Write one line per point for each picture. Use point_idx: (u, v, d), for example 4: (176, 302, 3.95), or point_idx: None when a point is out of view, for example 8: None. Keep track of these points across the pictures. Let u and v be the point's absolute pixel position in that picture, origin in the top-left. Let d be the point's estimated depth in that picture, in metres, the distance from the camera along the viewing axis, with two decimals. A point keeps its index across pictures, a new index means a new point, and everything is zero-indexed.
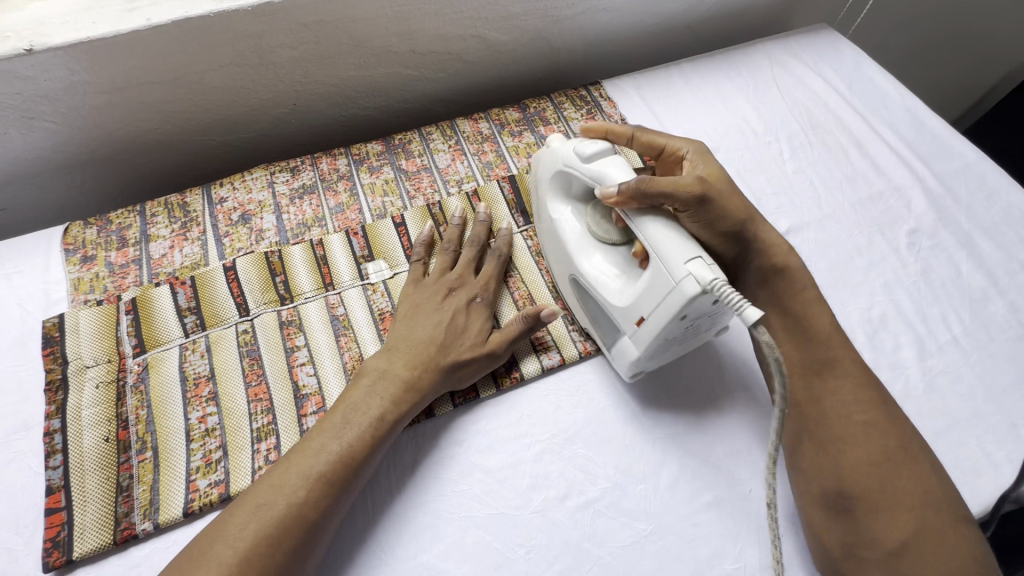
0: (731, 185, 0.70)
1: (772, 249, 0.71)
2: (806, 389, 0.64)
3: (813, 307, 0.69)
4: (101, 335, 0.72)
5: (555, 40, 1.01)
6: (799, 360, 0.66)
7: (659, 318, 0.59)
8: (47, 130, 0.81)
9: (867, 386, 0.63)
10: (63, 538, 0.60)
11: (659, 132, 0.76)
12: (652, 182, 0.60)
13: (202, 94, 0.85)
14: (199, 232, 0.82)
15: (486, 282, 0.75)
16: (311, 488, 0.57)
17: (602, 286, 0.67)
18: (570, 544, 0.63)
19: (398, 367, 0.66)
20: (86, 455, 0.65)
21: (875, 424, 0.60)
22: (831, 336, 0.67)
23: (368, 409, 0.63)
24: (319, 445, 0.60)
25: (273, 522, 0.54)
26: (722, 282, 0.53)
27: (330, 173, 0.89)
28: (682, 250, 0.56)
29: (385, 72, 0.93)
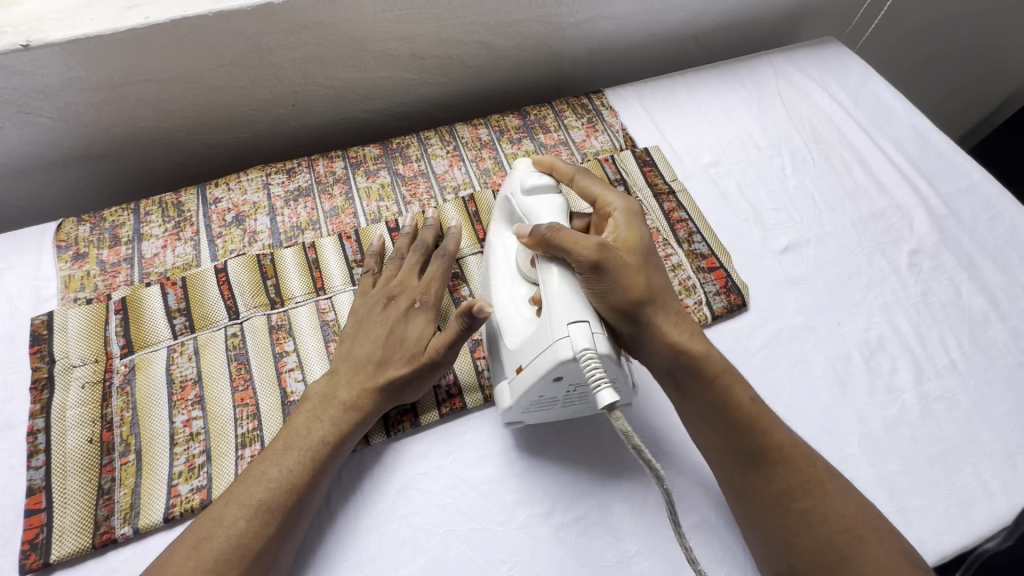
0: (645, 259, 0.62)
1: (675, 340, 0.60)
2: (741, 476, 0.59)
3: (730, 390, 0.60)
4: (89, 334, 0.72)
5: (558, 47, 1.00)
6: (724, 446, 0.59)
7: (532, 374, 0.57)
8: (43, 125, 0.80)
9: (804, 467, 0.57)
10: (42, 540, 0.59)
11: (600, 180, 0.69)
12: (558, 232, 0.58)
13: (201, 93, 0.84)
14: (192, 232, 0.82)
15: (428, 284, 0.72)
16: (251, 519, 0.56)
17: (503, 321, 0.63)
18: (553, 561, 0.62)
19: (341, 390, 0.65)
20: (69, 456, 0.64)
21: (815, 512, 0.55)
22: (758, 416, 0.59)
23: (310, 434, 0.62)
24: (263, 470, 0.59)
25: (214, 555, 0.53)
26: (593, 353, 0.52)
27: (326, 176, 0.88)
28: (570, 311, 0.55)
29: (385, 76, 0.93)
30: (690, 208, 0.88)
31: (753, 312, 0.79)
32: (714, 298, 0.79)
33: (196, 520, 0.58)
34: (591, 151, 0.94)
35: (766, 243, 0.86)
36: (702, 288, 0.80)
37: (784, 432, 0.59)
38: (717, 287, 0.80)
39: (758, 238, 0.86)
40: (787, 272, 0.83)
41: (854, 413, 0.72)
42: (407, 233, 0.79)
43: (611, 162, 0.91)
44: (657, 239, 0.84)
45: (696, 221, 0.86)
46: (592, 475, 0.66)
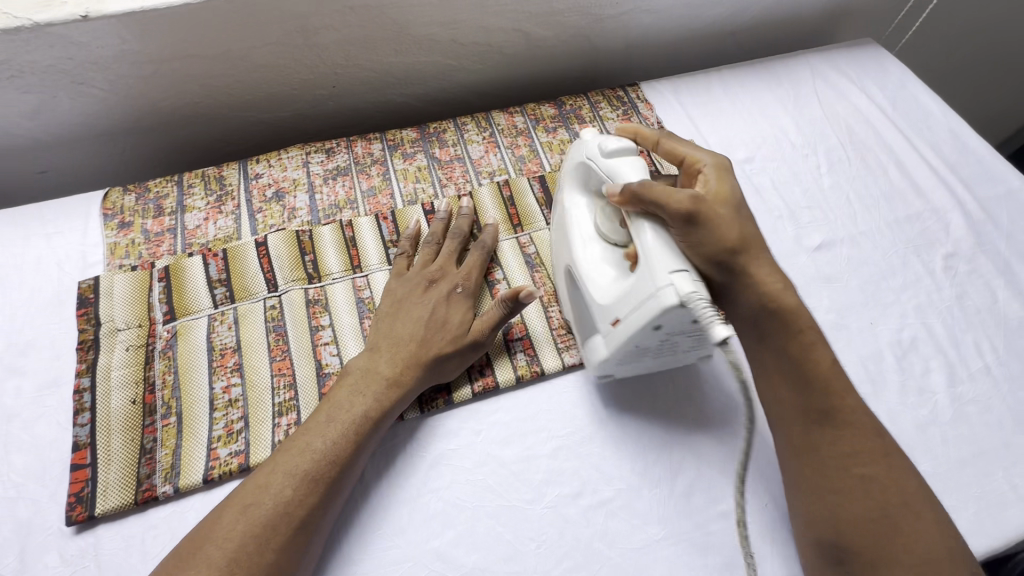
0: (737, 211, 0.62)
1: (768, 291, 0.61)
2: (802, 436, 0.59)
3: (815, 349, 0.60)
4: (134, 300, 0.74)
5: (595, 38, 1.00)
6: (793, 403, 0.60)
7: (632, 324, 0.58)
8: (93, 96, 0.82)
9: (871, 436, 0.58)
10: (87, 494, 0.61)
11: (687, 140, 0.68)
12: (649, 188, 0.58)
13: (246, 71, 0.86)
14: (233, 206, 0.83)
15: (468, 272, 0.74)
16: (297, 488, 0.57)
17: (588, 280, 0.65)
18: (580, 541, 0.62)
19: (383, 365, 0.66)
20: (113, 415, 0.66)
21: (875, 478, 0.56)
22: (836, 379, 0.59)
23: (353, 409, 0.63)
24: (307, 442, 0.60)
25: (262, 521, 0.55)
26: (701, 297, 0.54)
27: (364, 156, 0.89)
28: (669, 260, 0.55)
29: (425, 60, 0.94)
30: None
31: None
32: None
33: (239, 487, 0.59)
34: None
35: (800, 240, 0.86)
36: None
37: (857, 399, 0.59)
38: None
39: (791, 235, 0.86)
40: (820, 270, 0.83)
41: (885, 412, 0.72)
42: (441, 217, 0.80)
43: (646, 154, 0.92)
44: None
45: None
46: (622, 458, 0.67)
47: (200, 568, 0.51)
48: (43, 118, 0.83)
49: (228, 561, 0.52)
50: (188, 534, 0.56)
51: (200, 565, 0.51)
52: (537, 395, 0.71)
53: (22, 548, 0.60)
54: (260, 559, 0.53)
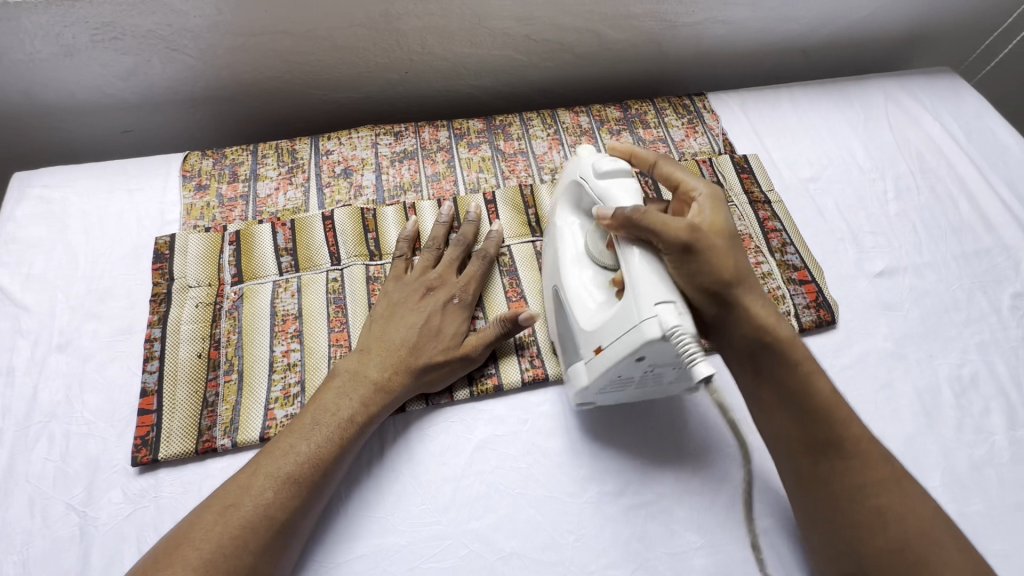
0: (731, 244, 0.63)
1: (763, 324, 0.61)
2: (811, 470, 0.59)
3: (811, 378, 0.60)
4: (205, 260, 0.77)
5: (667, 45, 1.00)
6: (793, 434, 0.60)
7: (616, 354, 0.58)
8: (184, 63, 0.86)
9: (880, 463, 0.57)
10: (151, 438, 0.64)
11: (682, 166, 0.70)
12: (642, 214, 0.59)
13: (327, 51, 0.89)
14: (303, 178, 0.86)
15: (467, 281, 0.74)
16: (278, 490, 0.57)
17: (576, 301, 0.65)
18: (619, 540, 0.63)
19: (370, 369, 0.67)
20: (180, 366, 0.69)
21: (891, 511, 0.55)
22: (836, 405, 0.59)
23: (338, 412, 0.63)
24: (291, 443, 0.61)
25: (240, 522, 0.55)
26: (684, 332, 0.54)
27: (431, 143, 0.91)
28: (657, 291, 0.56)
29: (497, 54, 0.95)
30: (784, 219, 0.87)
31: (841, 330, 0.78)
32: (802, 310, 0.78)
33: (221, 486, 0.59)
34: (689, 152, 0.94)
35: (861, 265, 0.84)
36: (792, 299, 0.79)
37: (861, 428, 0.59)
38: (806, 300, 0.79)
39: (852, 258, 0.85)
40: (881, 297, 0.81)
41: (937, 447, 0.70)
42: (443, 221, 0.79)
43: (709, 164, 0.91)
44: (749, 246, 0.84)
45: (790, 233, 0.86)
46: (665, 462, 0.67)
47: (177, 567, 0.51)
48: (136, 80, 0.88)
49: (202, 563, 0.52)
50: (167, 536, 0.55)
51: (177, 565, 0.51)
52: None
53: (88, 482, 0.63)
54: (235, 561, 0.53)
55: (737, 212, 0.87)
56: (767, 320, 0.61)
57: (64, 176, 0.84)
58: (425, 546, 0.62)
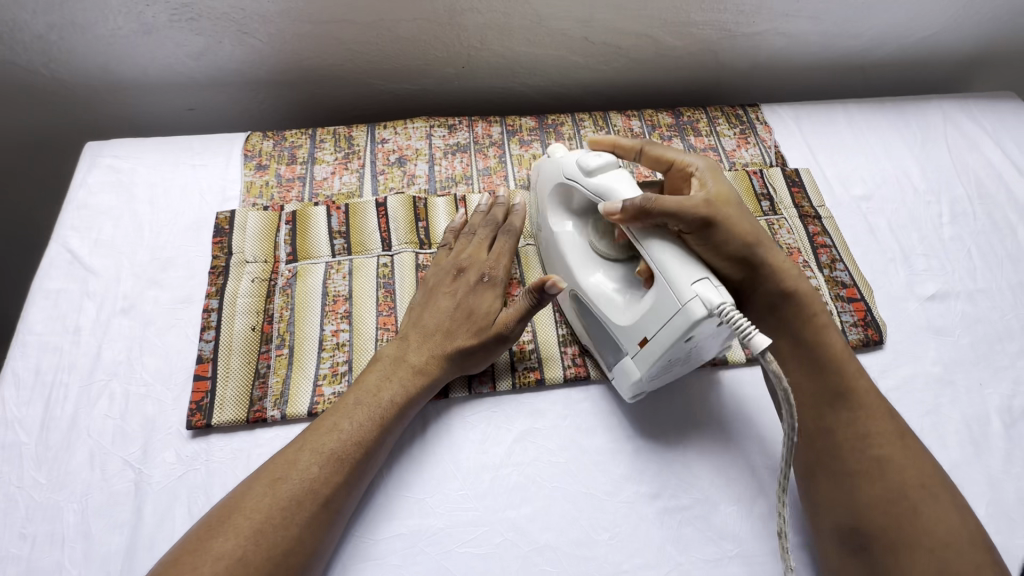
0: (739, 207, 0.67)
1: (782, 274, 0.67)
2: (818, 420, 0.63)
3: (825, 330, 0.66)
4: (263, 237, 0.80)
5: (723, 55, 1.00)
6: (809, 389, 0.64)
7: (664, 341, 0.59)
8: (253, 46, 0.89)
9: (886, 421, 0.61)
10: (205, 404, 0.67)
11: (666, 145, 0.73)
12: (656, 202, 0.59)
13: (390, 42, 0.91)
14: (359, 165, 0.88)
15: (496, 259, 0.75)
16: (322, 466, 0.59)
17: (603, 301, 0.66)
18: (653, 541, 0.63)
19: (410, 354, 0.68)
20: (235, 337, 0.72)
21: (891, 461, 0.58)
22: (846, 360, 0.64)
23: (380, 394, 0.65)
24: (334, 422, 0.62)
25: (288, 495, 0.57)
26: (729, 305, 0.55)
27: (484, 137, 0.93)
28: (688, 271, 0.57)
29: (554, 54, 0.96)
30: (834, 235, 0.86)
31: (889, 351, 0.77)
32: (849, 328, 0.77)
33: (271, 460, 0.61)
34: (740, 162, 0.94)
35: (912, 287, 0.83)
36: (839, 316, 0.78)
37: (868, 384, 0.63)
38: (854, 318, 0.78)
39: (903, 280, 0.84)
40: (932, 321, 0.80)
41: (984, 476, 0.69)
42: (479, 209, 0.81)
43: (759, 175, 0.91)
44: (797, 260, 0.83)
45: (840, 249, 0.85)
46: (703, 468, 0.67)
47: (228, 536, 0.53)
48: (205, 60, 0.91)
49: (253, 531, 0.54)
50: (218, 505, 0.58)
51: (229, 533, 0.53)
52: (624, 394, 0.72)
53: (145, 441, 0.65)
54: (286, 531, 0.55)
55: (787, 225, 0.87)
56: (782, 270, 0.67)
57: (134, 148, 0.88)
58: (462, 531, 0.63)
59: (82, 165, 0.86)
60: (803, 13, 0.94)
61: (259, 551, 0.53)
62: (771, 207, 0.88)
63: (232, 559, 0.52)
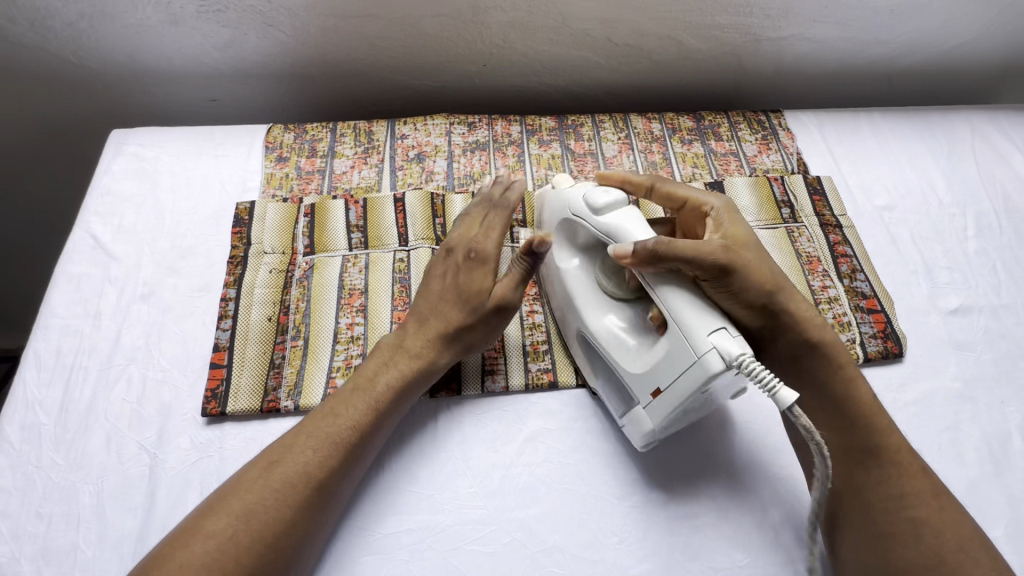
0: (759, 252, 0.65)
1: (805, 324, 0.65)
2: (849, 477, 0.61)
3: (854, 381, 0.63)
4: (282, 228, 0.80)
5: (747, 60, 0.99)
6: (837, 444, 0.62)
7: (681, 393, 0.58)
8: (277, 39, 0.90)
9: (918, 479, 0.59)
10: (221, 391, 0.68)
11: (678, 183, 0.73)
12: (668, 246, 0.58)
13: (413, 38, 0.91)
14: (378, 160, 0.89)
15: (485, 233, 0.72)
16: (317, 451, 0.59)
17: (616, 348, 0.65)
18: (662, 548, 0.62)
19: (407, 339, 0.68)
20: (251, 327, 0.73)
21: (926, 523, 0.57)
22: (874, 416, 0.62)
23: (376, 379, 0.65)
24: (333, 407, 0.62)
25: (284, 478, 0.57)
26: (748, 357, 0.54)
27: (503, 136, 0.92)
28: (705, 321, 0.56)
29: (576, 54, 0.96)
30: (855, 245, 0.85)
31: (908, 365, 0.76)
32: (868, 339, 0.76)
33: (270, 445, 0.61)
34: (761, 168, 0.93)
35: (934, 300, 0.82)
36: (858, 327, 0.77)
37: (900, 439, 0.62)
38: (874, 330, 0.77)
39: (925, 293, 0.82)
40: (953, 335, 0.79)
41: (1003, 496, 0.67)
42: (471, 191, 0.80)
43: (780, 182, 0.90)
44: (817, 269, 0.82)
45: (861, 260, 0.84)
46: (714, 476, 0.67)
47: (221, 516, 0.54)
48: (230, 52, 0.92)
49: (243, 511, 0.54)
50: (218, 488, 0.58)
51: (223, 512, 0.54)
52: None
53: (160, 427, 0.66)
54: (278, 513, 0.55)
55: (807, 233, 0.86)
56: (807, 319, 0.65)
57: (158, 137, 0.89)
58: (470, 529, 0.63)
59: (107, 152, 0.87)
60: (831, 19, 0.93)
61: (249, 531, 0.53)
62: (791, 215, 0.87)
63: (224, 539, 0.53)
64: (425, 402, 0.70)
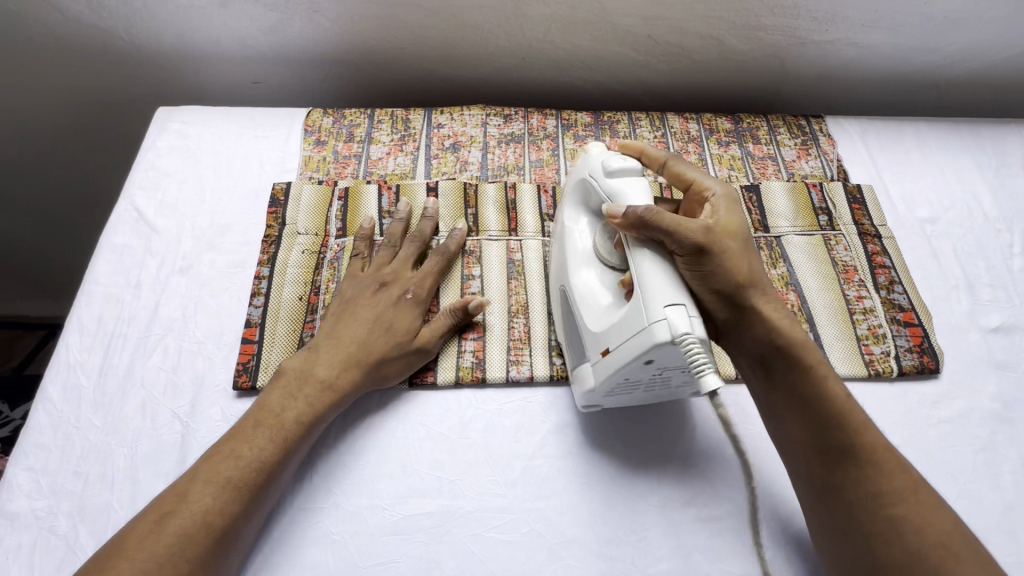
0: (744, 246, 0.63)
1: (775, 328, 0.61)
2: (827, 479, 0.58)
3: (825, 382, 0.60)
4: (316, 210, 0.82)
5: (791, 63, 0.97)
6: (812, 444, 0.59)
7: (625, 355, 0.58)
8: (321, 24, 0.91)
9: (897, 475, 0.57)
10: (252, 365, 0.69)
11: (693, 165, 0.70)
12: (654, 214, 0.58)
13: (454, 28, 0.91)
14: (414, 147, 0.89)
15: (423, 277, 0.74)
16: (217, 496, 0.55)
17: (585, 304, 0.65)
18: (681, 549, 0.62)
19: (317, 368, 0.65)
20: (283, 305, 0.74)
21: (907, 521, 0.54)
22: (850, 408, 0.59)
23: (283, 414, 0.62)
24: (235, 446, 0.59)
25: (174, 533, 0.52)
26: (694, 338, 0.54)
27: (539, 129, 0.92)
28: (663, 294, 0.56)
29: (615, 51, 0.95)
30: (894, 257, 0.83)
31: (944, 382, 0.74)
32: (904, 353, 0.74)
33: (159, 496, 0.56)
34: (799, 173, 0.91)
35: (974, 317, 0.79)
36: (893, 340, 0.75)
37: (877, 436, 0.59)
38: (910, 344, 0.75)
39: (965, 309, 0.80)
40: (993, 354, 0.76)
41: None
42: (431, 217, 0.79)
43: (819, 189, 0.88)
44: (853, 278, 0.80)
45: (899, 271, 0.82)
46: (738, 481, 0.66)
47: None
48: (274, 36, 0.93)
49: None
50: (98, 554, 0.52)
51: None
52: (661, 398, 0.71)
53: (193, 396, 0.68)
54: (173, 573, 0.50)
55: (844, 241, 0.84)
56: (779, 322, 0.62)
57: (201, 116, 0.91)
58: (490, 517, 0.63)
59: (153, 127, 0.89)
60: (881, 24, 0.90)
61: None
62: (829, 222, 0.85)
63: None
64: (450, 389, 0.71)
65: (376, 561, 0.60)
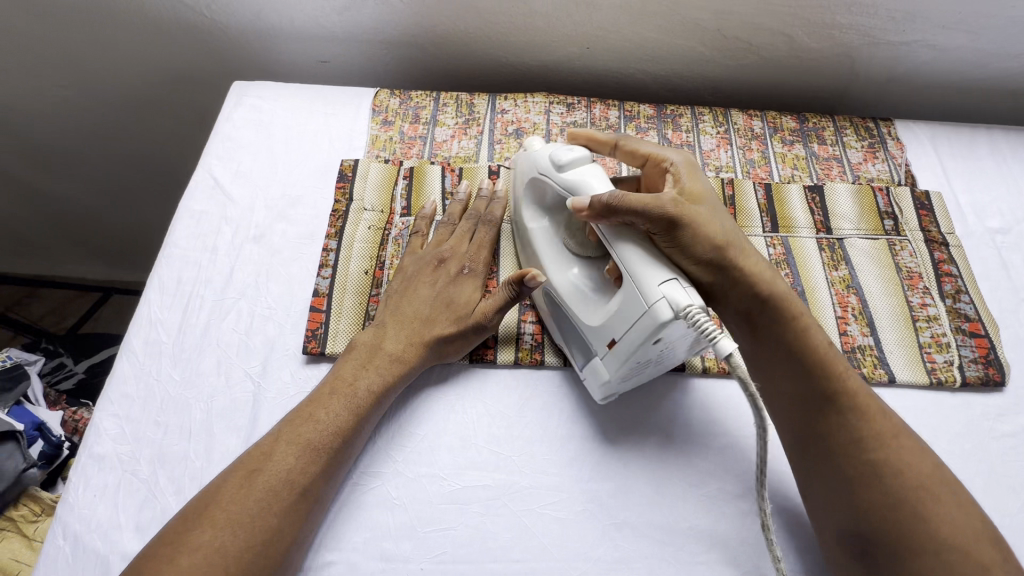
0: (713, 208, 0.66)
1: (756, 280, 0.64)
2: (809, 425, 0.61)
3: (808, 332, 0.62)
4: (382, 188, 0.84)
5: (862, 63, 0.96)
6: (791, 392, 0.62)
7: (632, 342, 0.59)
8: (393, 7, 0.93)
9: (877, 418, 0.58)
10: (320, 333, 0.72)
11: (643, 141, 0.74)
12: (620, 199, 0.59)
13: (522, 16, 0.92)
14: (477, 131, 0.91)
15: (478, 252, 0.76)
16: (299, 457, 0.59)
17: (575, 301, 0.67)
18: (732, 539, 0.63)
19: (387, 342, 0.68)
20: (350, 279, 0.76)
21: (886, 464, 0.56)
22: (831, 360, 0.61)
23: (356, 382, 0.65)
24: (311, 411, 0.62)
25: (264, 486, 0.56)
26: (696, 308, 0.54)
27: (601, 119, 0.93)
28: (654, 273, 0.57)
29: (682, 45, 0.95)
30: (961, 265, 0.81)
31: (1009, 395, 0.72)
32: (968, 364, 0.73)
33: (246, 453, 0.60)
34: (865, 176, 0.90)
35: None
36: (958, 350, 0.74)
37: (857, 381, 0.61)
38: (975, 355, 0.73)
39: None
40: None
41: None
42: (489, 197, 0.81)
43: (885, 194, 0.86)
44: (917, 285, 0.79)
45: (966, 280, 0.80)
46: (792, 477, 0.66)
47: (207, 529, 0.53)
48: (347, 16, 0.95)
49: (229, 522, 0.53)
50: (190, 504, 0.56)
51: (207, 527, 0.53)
52: (718, 392, 0.71)
53: (265, 358, 0.71)
54: (264, 524, 0.54)
55: (910, 247, 0.82)
56: (758, 272, 0.64)
57: (275, 92, 0.94)
58: (544, 494, 0.64)
59: (230, 100, 0.93)
60: (962, 26, 0.88)
61: (238, 539, 0.53)
62: (895, 227, 0.84)
63: (212, 549, 0.52)
64: (508, 368, 0.72)
65: (435, 527, 0.62)
